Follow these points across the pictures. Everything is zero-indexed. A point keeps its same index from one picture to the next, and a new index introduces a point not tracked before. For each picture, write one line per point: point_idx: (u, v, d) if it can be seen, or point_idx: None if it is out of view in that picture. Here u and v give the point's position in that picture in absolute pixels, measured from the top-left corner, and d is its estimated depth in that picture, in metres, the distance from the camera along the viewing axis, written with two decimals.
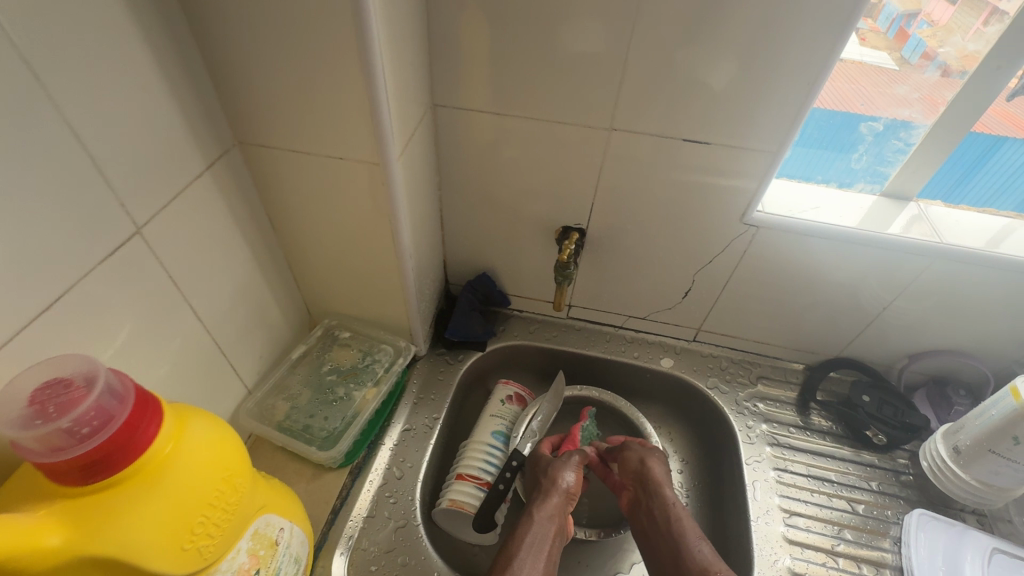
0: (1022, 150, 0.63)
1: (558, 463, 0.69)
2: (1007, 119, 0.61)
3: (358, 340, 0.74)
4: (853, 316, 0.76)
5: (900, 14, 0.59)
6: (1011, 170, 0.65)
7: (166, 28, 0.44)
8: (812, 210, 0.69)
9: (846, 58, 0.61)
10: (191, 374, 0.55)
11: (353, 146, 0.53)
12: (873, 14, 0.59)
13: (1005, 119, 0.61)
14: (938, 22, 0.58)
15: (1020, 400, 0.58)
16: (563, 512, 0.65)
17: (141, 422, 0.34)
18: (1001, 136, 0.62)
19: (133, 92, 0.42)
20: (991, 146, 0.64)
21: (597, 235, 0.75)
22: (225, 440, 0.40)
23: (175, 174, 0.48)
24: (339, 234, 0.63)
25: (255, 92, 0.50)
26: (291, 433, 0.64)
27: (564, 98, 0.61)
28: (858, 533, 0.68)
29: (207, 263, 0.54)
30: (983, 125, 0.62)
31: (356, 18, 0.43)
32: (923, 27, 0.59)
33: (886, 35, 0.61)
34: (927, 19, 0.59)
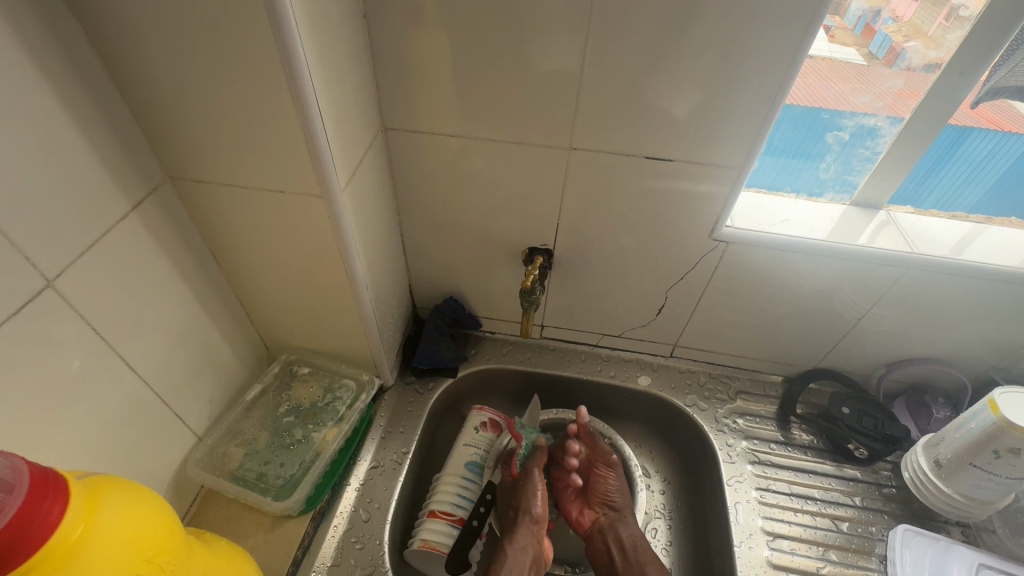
0: (989, 139, 0.61)
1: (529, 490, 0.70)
2: (970, 109, 0.59)
3: (319, 375, 0.71)
4: (830, 327, 0.75)
5: (866, 11, 0.56)
6: (977, 161, 0.63)
7: (72, 62, 0.40)
8: (782, 222, 0.67)
9: (815, 56, 0.59)
10: (128, 429, 0.51)
11: (293, 179, 0.49)
12: (840, 12, 0.56)
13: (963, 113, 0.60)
14: (902, 17, 0.57)
15: (998, 414, 0.56)
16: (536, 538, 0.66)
17: (40, 506, 0.30)
18: (964, 127, 0.61)
19: (33, 133, 0.38)
20: (956, 137, 0.62)
21: (565, 255, 0.73)
22: (146, 513, 0.36)
23: (93, 218, 0.44)
24: (289, 268, 0.59)
25: (181, 124, 0.46)
26: (245, 482, 0.60)
27: (520, 117, 0.59)
28: (843, 553, 0.66)
29: (140, 309, 0.50)
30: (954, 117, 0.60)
31: (280, 46, 0.40)
32: (888, 23, 0.57)
33: (852, 32, 0.58)
34: (892, 15, 0.57)
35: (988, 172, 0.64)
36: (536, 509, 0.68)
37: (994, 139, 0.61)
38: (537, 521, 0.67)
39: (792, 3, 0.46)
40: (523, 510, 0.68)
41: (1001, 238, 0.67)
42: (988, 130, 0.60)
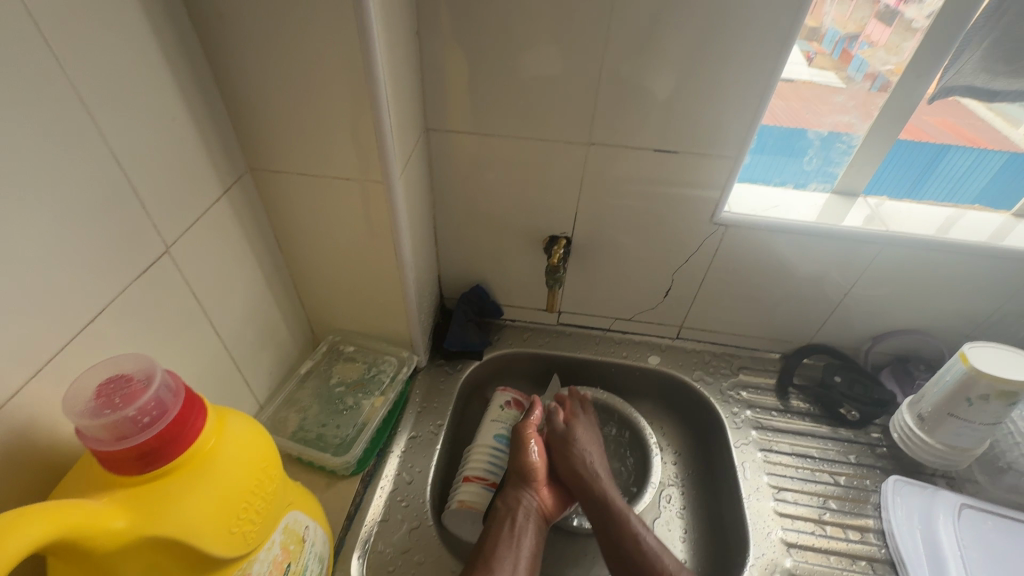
0: (964, 155, 0.73)
1: (521, 446, 0.73)
2: (948, 127, 0.71)
3: (362, 353, 0.78)
4: (820, 303, 0.83)
5: (842, 37, 0.67)
6: (959, 172, 0.75)
7: (191, 67, 0.49)
8: (772, 208, 0.76)
9: (796, 79, 0.70)
10: (209, 388, 0.58)
11: (357, 168, 0.57)
12: (816, 39, 0.67)
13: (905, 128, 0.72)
14: (876, 42, 0.66)
15: (968, 364, 0.64)
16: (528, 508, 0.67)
17: (191, 415, 0.37)
18: (944, 146, 0.72)
19: (163, 124, 0.46)
20: (936, 153, 0.73)
21: (582, 242, 0.81)
22: (259, 435, 0.43)
23: (197, 198, 0.52)
24: (342, 250, 0.67)
25: (267, 120, 0.55)
26: (304, 442, 0.67)
27: (545, 118, 0.67)
28: (841, 501, 0.73)
29: (225, 280, 0.58)
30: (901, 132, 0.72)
31: (363, 51, 0.48)
32: (864, 47, 0.67)
33: (831, 56, 0.69)
34: (867, 41, 0.66)
35: (968, 189, 0.76)
36: (534, 462, 0.72)
37: (971, 154, 0.73)
38: (534, 471, 0.71)
39: (775, 18, 0.56)
40: (520, 465, 0.72)
41: (974, 222, 0.76)
42: (964, 147, 0.72)
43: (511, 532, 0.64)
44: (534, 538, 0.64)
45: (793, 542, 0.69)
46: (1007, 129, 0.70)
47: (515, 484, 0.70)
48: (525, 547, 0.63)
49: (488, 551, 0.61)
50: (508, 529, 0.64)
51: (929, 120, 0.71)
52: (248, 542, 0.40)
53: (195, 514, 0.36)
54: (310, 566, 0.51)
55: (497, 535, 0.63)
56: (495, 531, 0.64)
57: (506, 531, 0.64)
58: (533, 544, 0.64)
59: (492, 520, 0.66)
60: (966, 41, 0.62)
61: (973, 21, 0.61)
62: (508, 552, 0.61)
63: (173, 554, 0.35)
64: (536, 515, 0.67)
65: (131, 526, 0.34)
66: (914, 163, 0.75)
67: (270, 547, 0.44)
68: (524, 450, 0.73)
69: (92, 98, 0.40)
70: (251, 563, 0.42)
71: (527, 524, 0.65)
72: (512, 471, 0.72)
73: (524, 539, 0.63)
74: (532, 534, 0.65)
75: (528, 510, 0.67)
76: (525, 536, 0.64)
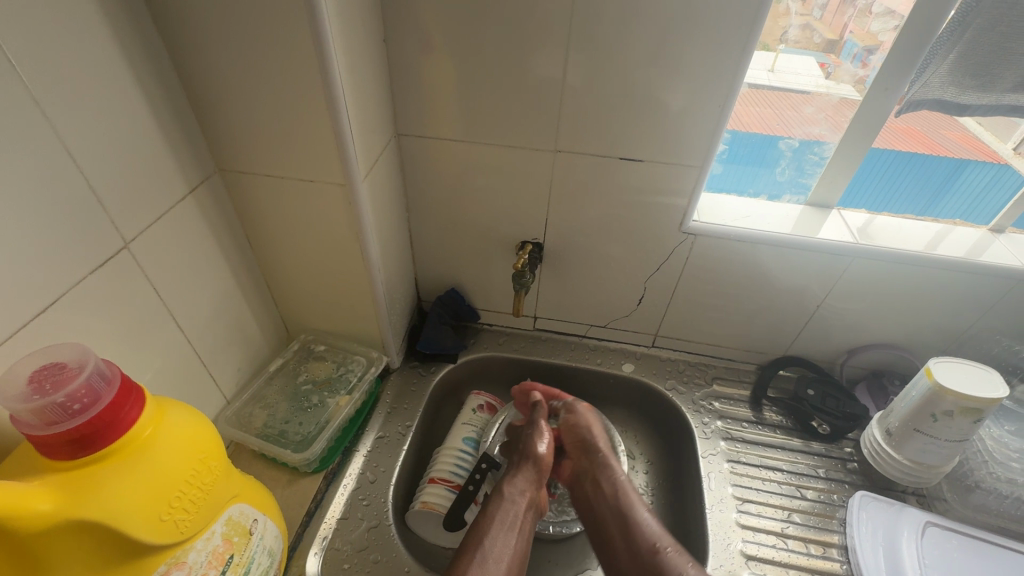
0: (983, 171, 0.72)
1: (532, 435, 0.73)
2: (967, 144, 0.72)
3: (333, 352, 0.79)
4: (795, 314, 0.82)
5: (860, 50, 0.65)
6: (974, 192, 0.75)
7: (156, 70, 0.51)
8: (743, 218, 0.76)
9: (812, 91, 0.70)
10: (171, 382, 0.59)
11: (321, 170, 0.59)
12: (833, 51, 0.67)
13: (907, 134, 0.71)
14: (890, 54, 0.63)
15: (932, 379, 0.64)
16: (531, 503, 0.66)
17: (125, 403, 0.38)
18: (964, 159, 0.72)
19: (124, 124, 0.48)
20: (957, 167, 0.72)
21: (553, 248, 0.81)
22: (201, 426, 0.44)
23: (160, 197, 0.54)
24: (311, 251, 0.68)
25: (233, 123, 0.57)
26: (267, 438, 0.68)
27: (513, 125, 0.69)
28: (805, 516, 0.72)
29: (190, 277, 0.59)
30: (894, 141, 0.72)
31: (319, 57, 0.50)
32: (881, 59, 0.64)
33: (851, 69, 0.67)
34: (884, 53, 0.63)
35: (989, 203, 0.75)
36: (547, 460, 0.71)
37: (991, 170, 0.72)
38: (543, 467, 0.70)
39: (734, 29, 0.57)
40: (532, 456, 0.70)
41: (961, 237, 0.75)
42: (983, 162, 0.72)
43: (509, 527, 0.61)
44: (528, 537, 0.63)
45: (752, 554, 0.68)
46: (996, 145, 0.72)
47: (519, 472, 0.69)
48: (520, 545, 0.61)
49: (484, 542, 0.59)
50: (508, 522, 0.62)
51: (945, 135, 0.72)
52: (181, 531, 0.42)
53: (125, 501, 0.37)
54: (258, 560, 0.52)
55: (497, 527, 0.61)
56: (496, 522, 0.61)
57: (505, 525, 0.62)
58: (526, 539, 0.62)
59: (492, 510, 0.63)
60: (932, 54, 0.61)
61: (938, 33, 0.60)
62: (505, 543, 0.60)
63: (101, 541, 0.37)
64: (535, 507, 0.66)
65: (58, 509, 0.35)
66: (927, 175, 0.74)
67: (209, 538, 0.45)
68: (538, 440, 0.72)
69: (49, 100, 0.41)
70: (186, 552, 0.43)
71: (524, 518, 0.64)
72: (523, 462, 0.70)
73: (520, 536, 0.62)
74: (527, 532, 0.63)
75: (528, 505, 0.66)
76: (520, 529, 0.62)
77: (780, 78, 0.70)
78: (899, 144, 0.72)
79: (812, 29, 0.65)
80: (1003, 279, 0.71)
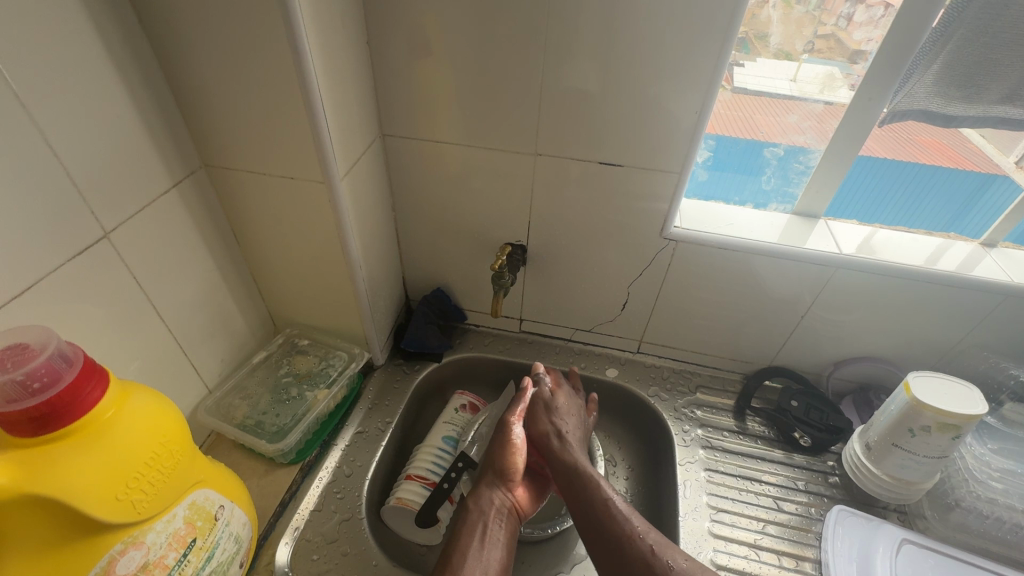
0: (1010, 188, 0.70)
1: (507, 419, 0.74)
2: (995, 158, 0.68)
3: (316, 347, 0.81)
4: (780, 324, 0.82)
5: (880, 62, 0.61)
6: (997, 208, 0.72)
7: (140, 67, 0.53)
8: (726, 226, 0.76)
9: (835, 104, 0.67)
10: (150, 369, 0.61)
11: (301, 168, 0.60)
12: (858, 62, 0.63)
13: (933, 148, 0.69)
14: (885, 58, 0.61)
15: (910, 394, 0.63)
16: (502, 514, 0.66)
17: (86, 384, 0.39)
18: (991, 174, 0.69)
19: (107, 119, 0.50)
20: (983, 182, 0.70)
21: (536, 252, 0.82)
22: (164, 411, 0.46)
23: (142, 190, 0.56)
24: (293, 247, 0.70)
25: (215, 120, 0.58)
26: (245, 428, 0.69)
27: (495, 127, 0.69)
28: (781, 528, 0.71)
29: (173, 268, 0.61)
30: (919, 155, 0.69)
31: (295, 58, 0.51)
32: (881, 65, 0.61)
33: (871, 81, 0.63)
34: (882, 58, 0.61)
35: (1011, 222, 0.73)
36: (514, 461, 0.70)
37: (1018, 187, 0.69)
38: (511, 470, 0.69)
39: (707, 36, 0.57)
40: (497, 460, 0.70)
41: (954, 251, 0.74)
42: (1012, 178, 0.69)
43: (481, 540, 0.62)
44: (505, 543, 0.63)
45: (723, 564, 0.67)
46: (999, 157, 0.68)
47: (490, 482, 0.69)
48: (494, 556, 0.61)
49: (456, 560, 0.59)
50: (478, 536, 0.62)
51: (971, 147, 0.68)
52: (139, 511, 0.43)
53: (81, 479, 0.39)
54: (223, 546, 0.53)
55: (467, 544, 0.61)
56: (464, 538, 0.62)
57: (475, 539, 0.62)
58: (503, 552, 0.62)
59: (462, 526, 0.64)
60: (915, 64, 0.61)
61: (920, 44, 0.60)
62: (476, 558, 0.59)
63: (56, 517, 0.38)
64: (510, 517, 0.66)
65: (14, 483, 0.36)
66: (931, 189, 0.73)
67: (169, 520, 0.46)
68: (505, 441, 0.72)
69: (30, 94, 0.44)
70: (145, 533, 0.44)
71: (499, 532, 0.63)
72: (489, 467, 0.71)
73: (495, 546, 0.62)
74: (503, 538, 0.63)
75: (500, 517, 0.65)
76: (494, 544, 0.62)
77: (800, 88, 0.68)
78: (925, 158, 0.69)
79: (835, 38, 0.63)
80: (991, 295, 0.70)
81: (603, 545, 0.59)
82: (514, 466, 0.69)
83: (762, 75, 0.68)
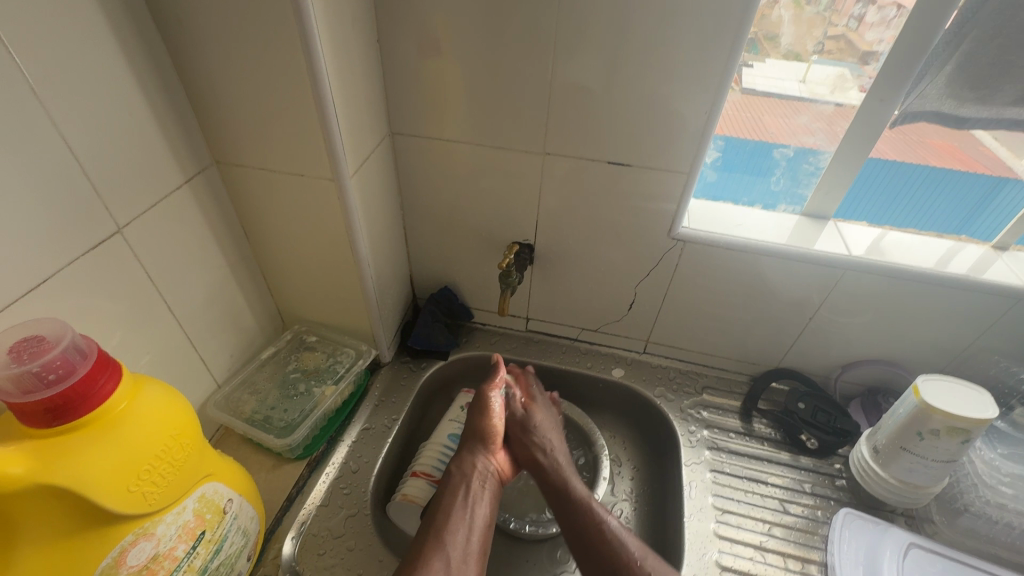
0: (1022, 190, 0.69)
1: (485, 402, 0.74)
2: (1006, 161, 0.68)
3: (324, 344, 0.82)
4: (788, 326, 0.81)
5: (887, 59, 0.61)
6: (1009, 211, 0.72)
7: (153, 64, 0.54)
8: (735, 227, 0.76)
9: (844, 105, 0.67)
10: (161, 363, 0.62)
11: (310, 165, 0.61)
12: (868, 63, 0.63)
13: (942, 150, 0.69)
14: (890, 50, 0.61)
15: (919, 397, 0.62)
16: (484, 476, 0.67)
17: (99, 376, 0.40)
18: (1003, 176, 0.69)
19: (120, 115, 0.51)
20: (994, 185, 0.70)
21: (544, 251, 0.82)
22: (175, 404, 0.46)
23: (155, 186, 0.56)
24: (302, 243, 0.70)
25: (227, 117, 0.59)
26: (253, 423, 0.70)
27: (503, 126, 0.70)
28: (788, 530, 0.71)
29: (184, 263, 0.62)
30: (927, 157, 0.69)
31: (306, 56, 0.52)
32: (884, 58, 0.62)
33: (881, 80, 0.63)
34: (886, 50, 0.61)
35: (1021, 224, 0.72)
36: (494, 426, 0.72)
37: None
38: (492, 437, 0.71)
39: (717, 35, 0.57)
40: (478, 427, 0.72)
41: (967, 254, 0.73)
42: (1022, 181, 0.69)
43: (464, 500, 0.63)
44: (488, 503, 0.64)
45: (728, 566, 0.67)
46: (1011, 160, 0.68)
47: (471, 448, 0.70)
48: (478, 516, 0.62)
49: (440, 520, 0.60)
50: (461, 496, 0.63)
51: (981, 150, 0.68)
52: (150, 502, 0.44)
53: (94, 470, 0.39)
54: (231, 539, 0.53)
55: (451, 503, 0.62)
56: (447, 499, 0.63)
57: (459, 499, 0.63)
58: (487, 511, 0.63)
59: (445, 489, 0.65)
60: (927, 65, 0.60)
61: (932, 45, 0.59)
62: (460, 517, 0.60)
63: (69, 507, 0.39)
64: (492, 479, 0.67)
65: (29, 473, 0.37)
66: (942, 194, 0.73)
67: (179, 512, 0.47)
68: (486, 411, 0.73)
69: (46, 90, 0.44)
70: (155, 525, 0.45)
71: (482, 492, 0.65)
72: (469, 435, 0.72)
73: (478, 505, 0.63)
74: (486, 498, 0.64)
75: (483, 479, 0.66)
76: (479, 503, 0.63)
77: (809, 90, 0.68)
78: (933, 160, 0.69)
79: (845, 39, 0.64)
80: (1003, 298, 0.69)
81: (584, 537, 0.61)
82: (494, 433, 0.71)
83: (771, 76, 0.68)
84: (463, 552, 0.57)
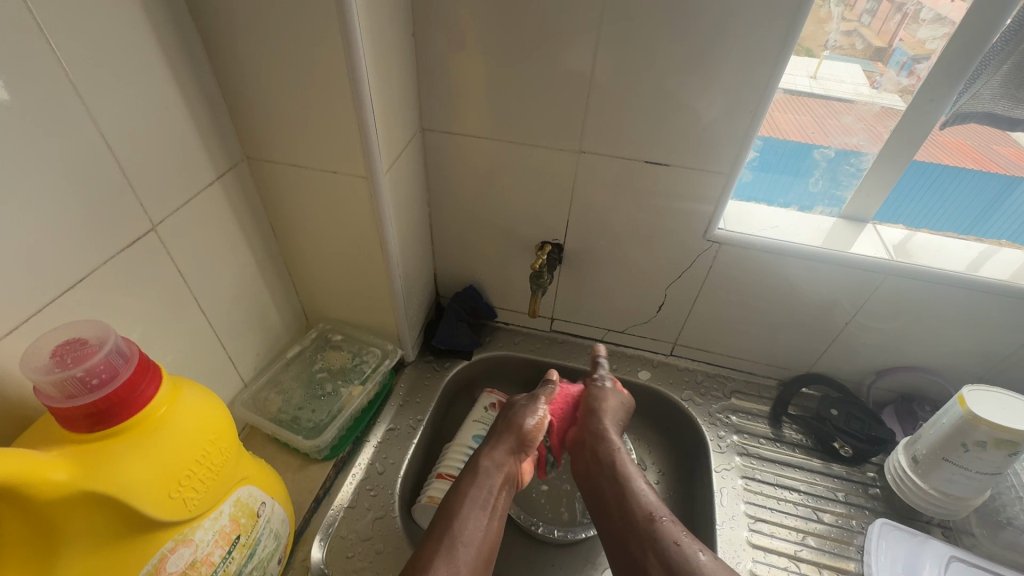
0: None
1: (523, 409, 0.73)
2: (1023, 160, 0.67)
3: (349, 342, 0.81)
4: (821, 331, 0.80)
5: (910, 58, 0.62)
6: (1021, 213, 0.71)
7: (188, 57, 0.52)
8: (771, 228, 0.74)
9: (856, 100, 0.67)
10: (190, 362, 0.61)
11: (344, 163, 0.60)
12: (881, 60, 0.64)
13: (957, 149, 0.67)
14: (932, 54, 0.59)
15: (965, 408, 0.61)
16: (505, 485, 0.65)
17: (141, 381, 0.39)
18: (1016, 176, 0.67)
19: (156, 110, 0.50)
20: (1006, 185, 0.68)
21: (573, 250, 0.80)
22: (213, 407, 0.45)
23: (188, 183, 0.55)
24: (331, 241, 0.69)
25: (259, 112, 0.58)
26: (281, 423, 0.70)
27: (539, 124, 0.68)
28: (821, 540, 0.70)
29: (214, 261, 0.61)
30: (943, 156, 0.68)
31: (346, 51, 0.50)
32: (902, 50, 0.62)
33: (898, 77, 0.63)
34: (904, 46, 0.62)
35: None
36: (531, 431, 0.70)
37: None
38: (525, 440, 0.69)
39: (766, 33, 0.55)
40: (512, 428, 0.70)
41: (1007, 258, 0.71)
42: None
43: (482, 506, 0.61)
44: (502, 513, 0.63)
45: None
46: None
47: (499, 446, 0.68)
48: (491, 525, 0.60)
49: (457, 523, 0.58)
50: (481, 499, 0.61)
51: (998, 150, 0.67)
52: (189, 509, 0.43)
53: (136, 476, 0.38)
54: (264, 543, 0.52)
55: (469, 506, 0.60)
56: (469, 501, 0.61)
57: (479, 502, 0.61)
58: (499, 522, 0.62)
59: (467, 486, 0.63)
60: (982, 66, 0.58)
61: (988, 46, 0.57)
62: (477, 524, 0.59)
63: (110, 515, 0.38)
64: (509, 484, 0.66)
65: (73, 480, 0.36)
66: (956, 193, 0.71)
67: (216, 518, 0.46)
68: (520, 416, 0.72)
69: (85, 85, 0.43)
70: (193, 531, 0.44)
71: (499, 499, 0.63)
72: (503, 434, 0.70)
73: (494, 514, 0.61)
74: (501, 507, 0.63)
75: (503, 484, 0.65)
76: (495, 512, 0.61)
77: (820, 86, 0.67)
78: (948, 159, 0.68)
79: (858, 35, 0.63)
80: None
81: (626, 533, 0.59)
82: (529, 437, 0.69)
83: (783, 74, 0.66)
84: (472, 566, 0.55)
